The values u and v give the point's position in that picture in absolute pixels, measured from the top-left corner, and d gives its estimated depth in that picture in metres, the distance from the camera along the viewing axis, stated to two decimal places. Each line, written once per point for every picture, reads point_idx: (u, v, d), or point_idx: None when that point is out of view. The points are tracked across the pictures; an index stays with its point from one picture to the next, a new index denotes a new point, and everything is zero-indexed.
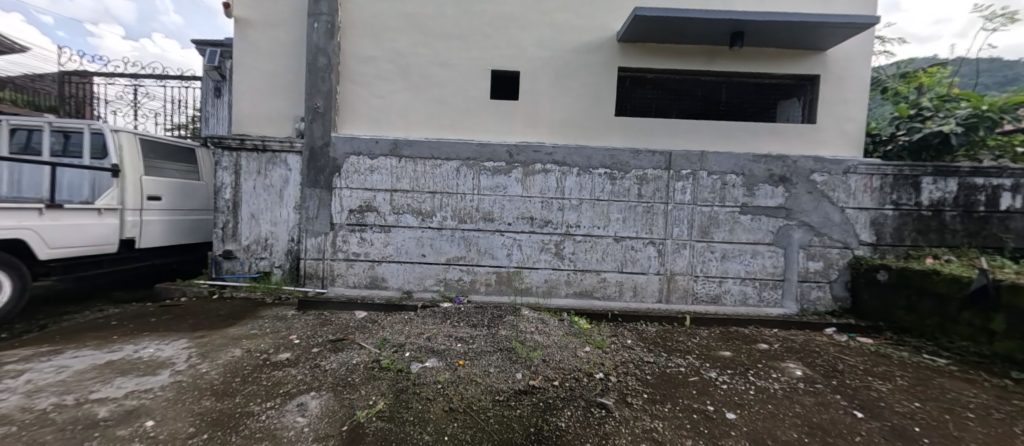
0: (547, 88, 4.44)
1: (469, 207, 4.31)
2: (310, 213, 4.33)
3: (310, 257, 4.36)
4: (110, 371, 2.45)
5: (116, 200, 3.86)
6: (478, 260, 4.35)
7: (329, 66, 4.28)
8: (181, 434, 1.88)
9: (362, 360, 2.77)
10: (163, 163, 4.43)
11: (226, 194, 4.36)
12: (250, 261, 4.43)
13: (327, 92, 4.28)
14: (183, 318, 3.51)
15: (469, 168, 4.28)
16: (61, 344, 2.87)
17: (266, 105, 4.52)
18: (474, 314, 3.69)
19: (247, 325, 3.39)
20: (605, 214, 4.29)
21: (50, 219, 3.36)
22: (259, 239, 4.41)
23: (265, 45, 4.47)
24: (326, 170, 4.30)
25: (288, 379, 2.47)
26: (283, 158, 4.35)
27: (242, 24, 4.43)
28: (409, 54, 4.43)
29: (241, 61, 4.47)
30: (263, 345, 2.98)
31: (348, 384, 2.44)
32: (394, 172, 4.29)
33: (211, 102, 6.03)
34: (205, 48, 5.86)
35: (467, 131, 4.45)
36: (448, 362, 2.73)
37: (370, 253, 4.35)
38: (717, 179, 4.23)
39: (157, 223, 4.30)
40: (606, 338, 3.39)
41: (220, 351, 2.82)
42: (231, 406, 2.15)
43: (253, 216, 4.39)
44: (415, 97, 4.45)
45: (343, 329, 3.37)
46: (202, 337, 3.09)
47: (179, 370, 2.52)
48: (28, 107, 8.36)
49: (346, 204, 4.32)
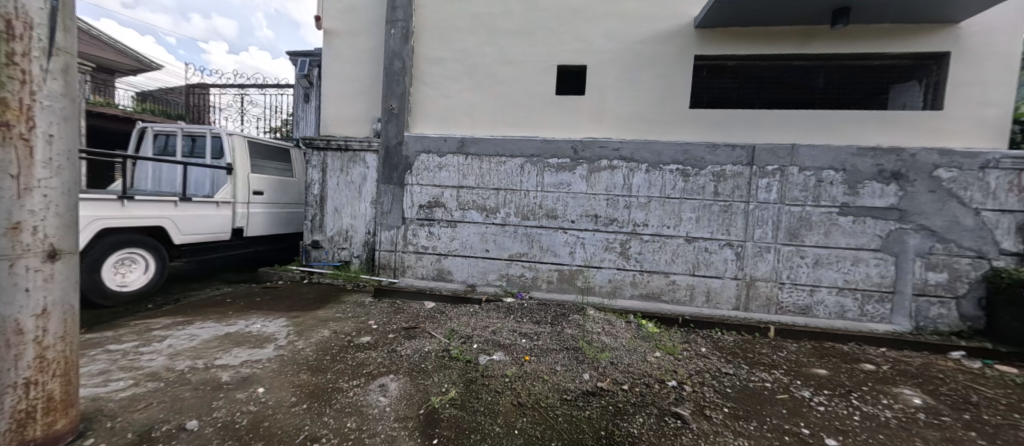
0: (615, 82, 4.27)
1: (533, 204, 4.32)
2: (384, 208, 4.63)
3: (384, 249, 4.67)
4: (229, 342, 2.85)
5: (230, 195, 4.48)
6: (541, 257, 4.34)
7: (404, 69, 4.55)
8: (286, 402, 2.13)
9: (434, 349, 2.91)
10: (265, 162, 5.03)
11: (315, 189, 4.83)
12: (334, 251, 4.88)
13: (401, 94, 4.56)
14: (281, 300, 3.97)
15: (534, 165, 4.29)
16: (190, 315, 3.40)
17: (348, 108, 4.92)
18: (538, 311, 3.70)
19: (333, 309, 3.74)
20: (677, 213, 4.04)
21: (183, 210, 3.99)
22: (341, 231, 4.83)
23: (348, 52, 4.86)
24: (399, 167, 4.57)
25: (370, 361, 2.68)
26: (362, 156, 4.72)
27: (329, 34, 4.88)
28: (477, 54, 4.53)
29: (329, 68, 4.91)
30: (347, 328, 3.26)
31: (423, 370, 2.57)
32: (461, 169, 4.44)
33: (301, 106, 6.72)
34: (297, 58, 6.55)
35: (530, 128, 4.44)
36: (514, 357, 2.77)
37: (438, 247, 4.55)
38: (810, 176, 3.78)
39: (260, 215, 4.90)
40: (678, 345, 3.20)
41: (312, 331, 3.13)
42: (324, 381, 2.38)
43: (336, 210, 4.82)
44: (481, 96, 4.55)
45: (414, 318, 3.56)
46: (297, 317, 3.47)
47: (280, 345, 2.85)
48: (163, 116, 10.01)
49: (416, 199, 4.55)
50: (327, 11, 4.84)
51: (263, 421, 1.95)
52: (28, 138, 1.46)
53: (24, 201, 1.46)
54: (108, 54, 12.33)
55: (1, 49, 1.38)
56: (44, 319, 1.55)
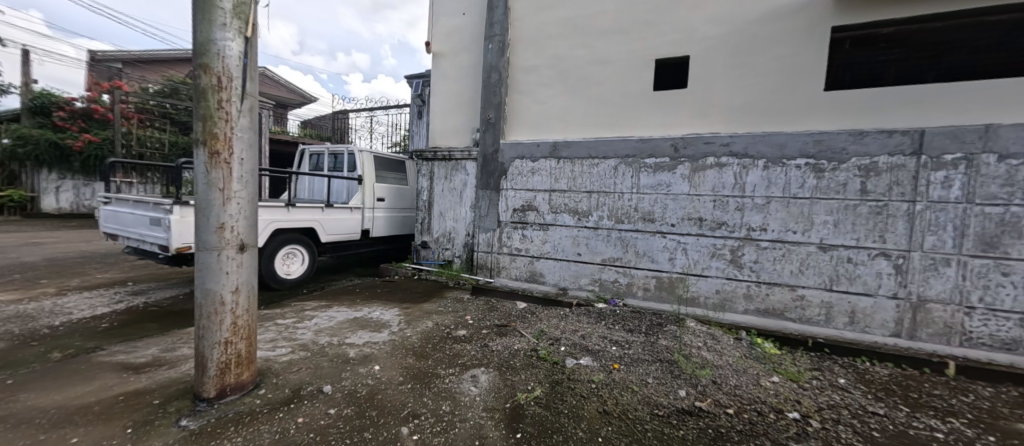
0: (723, 70, 3.82)
1: (627, 207, 4.13)
2: (482, 212, 4.97)
3: (481, 250, 5.01)
4: (356, 325, 3.42)
5: (360, 201, 5.36)
6: (635, 263, 4.12)
7: (500, 81, 4.84)
8: (396, 380, 2.47)
9: (522, 347, 3.02)
10: (386, 172, 5.89)
11: (425, 195, 5.46)
12: (440, 251, 5.42)
13: (498, 104, 4.85)
14: (397, 292, 4.58)
15: (629, 166, 4.12)
16: (331, 301, 4.18)
17: (451, 121, 5.43)
18: (631, 320, 3.52)
19: (437, 303, 4.16)
20: (806, 216, 3.41)
21: (327, 214, 4.93)
22: (445, 233, 5.35)
23: (453, 70, 5.38)
24: (496, 173, 4.86)
25: (465, 352, 2.92)
26: (464, 164, 5.16)
27: (437, 57, 5.48)
28: (569, 58, 4.55)
29: (437, 87, 5.51)
30: (448, 321, 3.60)
31: (511, 366, 2.70)
32: (553, 173, 4.51)
33: (415, 122, 7.67)
34: (413, 81, 7.52)
35: (625, 128, 4.26)
36: (602, 363, 2.70)
37: (530, 249, 4.68)
38: (1018, 166, 2.80)
39: (382, 218, 5.74)
40: (805, 372, 2.69)
41: (418, 322, 3.55)
42: (426, 366, 2.69)
43: (441, 214, 5.36)
44: (573, 99, 4.55)
45: (507, 317, 3.74)
46: (408, 308, 3.96)
47: (394, 331, 3.31)
48: (317, 138, 12.50)
49: (511, 203, 4.78)
50: (436, 37, 5.46)
51: (377, 394, 2.31)
52: (229, 162, 2.06)
53: (227, 208, 2.08)
54: (284, 92, 16.02)
55: (216, 98, 2.01)
56: (236, 295, 2.14)
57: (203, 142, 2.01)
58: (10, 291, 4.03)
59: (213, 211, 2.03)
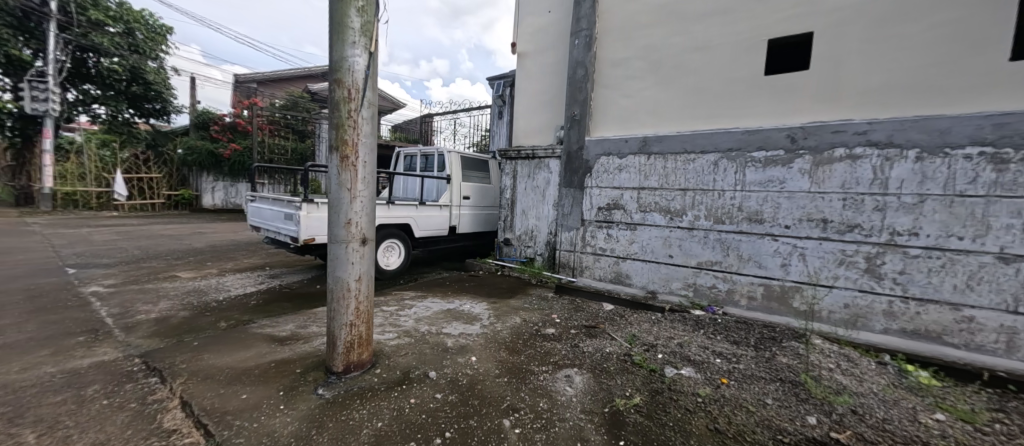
0: (859, 46, 3.25)
1: (730, 206, 3.75)
2: (565, 210, 4.92)
3: (564, 249, 4.97)
4: (450, 316, 3.64)
5: (448, 200, 5.70)
6: (738, 268, 3.73)
7: (586, 77, 4.74)
8: (493, 372, 2.57)
9: (615, 350, 2.92)
10: (471, 172, 6.16)
11: (508, 194, 5.59)
12: (522, 248, 5.52)
13: (583, 100, 4.76)
14: (482, 287, 4.77)
15: (732, 161, 3.74)
16: (425, 292, 4.50)
17: (535, 119, 5.48)
18: (736, 331, 3.19)
19: (522, 299, 4.24)
20: (979, 218, 2.74)
21: (420, 212, 5.32)
22: (527, 230, 5.43)
23: (537, 69, 5.41)
24: (580, 171, 4.78)
25: (556, 351, 2.91)
26: (547, 163, 5.16)
27: (522, 57, 5.57)
28: (663, 46, 4.27)
29: (521, 86, 5.60)
30: (535, 318, 3.64)
31: (605, 370, 2.62)
32: (643, 170, 4.30)
33: (495, 122, 7.91)
34: (494, 82, 7.76)
35: (728, 119, 3.86)
36: (708, 376, 2.48)
37: (616, 249, 4.52)
38: None
39: (467, 216, 6.03)
40: (982, 412, 2.17)
41: (507, 317, 3.65)
42: (520, 362, 2.74)
43: (523, 212, 5.44)
44: (666, 91, 4.27)
45: (594, 318, 3.66)
46: (495, 303, 4.10)
47: (485, 324, 3.44)
48: (405, 141, 13.58)
49: (596, 202, 4.66)
50: (521, 37, 5.55)
51: (477, 384, 2.42)
52: (355, 164, 2.31)
53: (354, 205, 2.34)
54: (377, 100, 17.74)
55: (348, 109, 2.27)
56: (360, 282, 2.40)
57: (336, 147, 2.29)
58: (189, 270, 5.09)
59: (343, 208, 2.30)
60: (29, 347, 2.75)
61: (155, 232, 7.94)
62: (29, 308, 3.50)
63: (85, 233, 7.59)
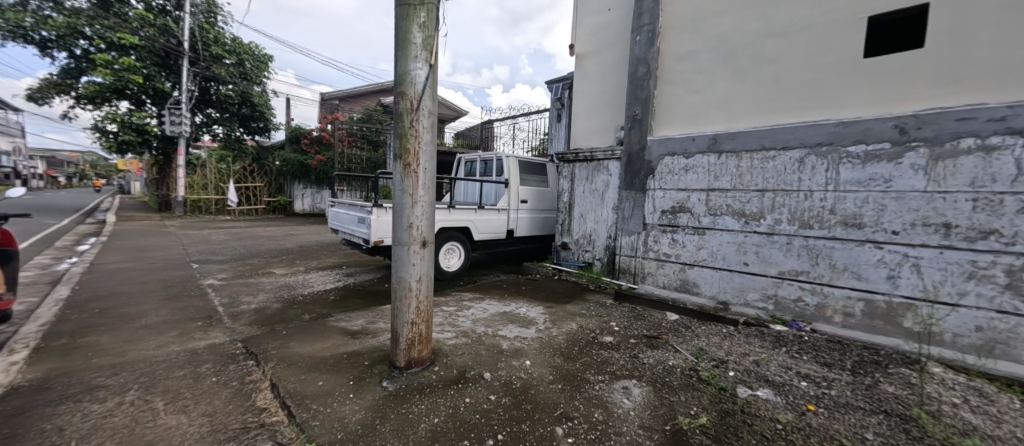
0: (997, 11, 2.64)
1: (819, 208, 3.29)
2: (626, 213, 4.72)
3: (625, 254, 4.76)
4: (506, 319, 3.69)
5: (506, 203, 5.80)
6: (831, 279, 3.25)
7: (647, 73, 4.51)
8: (547, 378, 2.54)
9: (679, 364, 2.72)
10: (529, 175, 6.20)
11: (566, 197, 5.53)
12: (580, 253, 5.40)
13: (645, 98, 4.54)
14: (539, 291, 4.76)
15: (822, 157, 3.28)
16: (483, 294, 4.62)
17: (594, 121, 5.36)
18: (828, 353, 2.78)
19: (579, 305, 4.15)
20: None
21: (479, 215, 5.48)
22: (586, 234, 5.30)
23: (596, 69, 5.29)
24: (642, 172, 4.56)
25: (613, 361, 2.80)
26: (606, 164, 5.01)
27: (581, 58, 5.49)
28: (736, 35, 3.91)
29: (580, 88, 5.51)
30: (592, 325, 3.53)
31: (667, 384, 2.45)
32: (712, 170, 3.97)
33: (554, 125, 7.89)
34: (553, 85, 7.75)
35: (817, 110, 3.40)
36: (790, 401, 2.19)
37: (682, 256, 4.21)
38: None
39: (525, 219, 6.07)
40: None
41: (562, 322, 3.60)
42: (575, 369, 2.68)
43: (582, 215, 5.33)
44: (741, 83, 3.89)
45: (656, 328, 3.44)
46: (551, 307, 4.06)
47: (541, 329, 3.43)
48: (466, 147, 14.13)
49: (659, 205, 4.40)
50: (580, 38, 5.47)
51: (530, 389, 2.41)
52: (417, 172, 2.46)
53: (415, 210, 2.48)
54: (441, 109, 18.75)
55: (410, 119, 2.42)
56: (420, 283, 2.54)
57: (400, 156, 2.45)
58: (282, 267, 5.81)
59: (406, 213, 2.46)
60: (163, 329, 3.34)
61: (258, 234, 9.20)
62: (165, 296, 4.27)
63: (207, 234, 9.07)
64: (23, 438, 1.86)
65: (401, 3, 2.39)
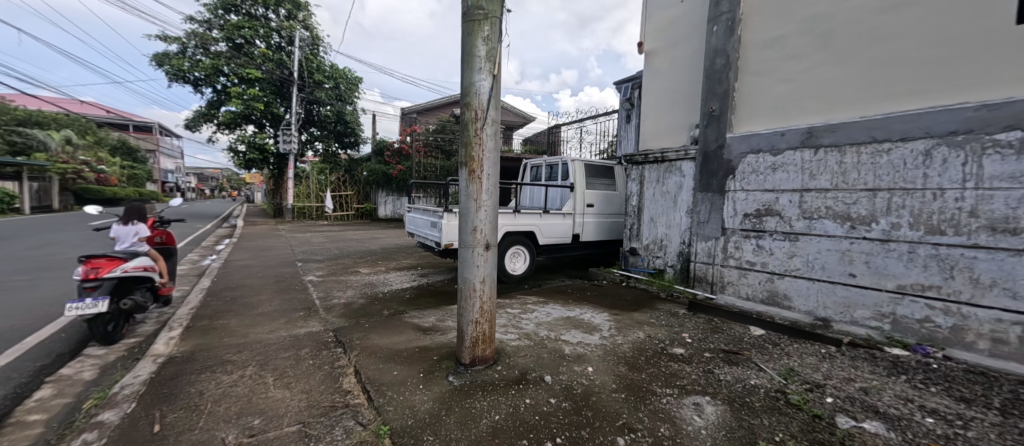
0: None
1: (955, 210, 2.70)
2: (701, 217, 4.37)
3: (701, 261, 4.40)
4: (569, 324, 3.65)
5: (571, 207, 5.74)
6: (973, 297, 2.64)
7: (727, 65, 4.15)
8: (609, 387, 2.46)
9: (763, 384, 2.43)
10: (596, 179, 6.06)
11: (634, 201, 5.31)
12: (650, 259, 5.13)
13: (724, 92, 4.18)
14: (605, 297, 4.62)
15: (957, 148, 2.69)
16: (547, 298, 4.63)
17: (665, 120, 5.07)
18: (969, 388, 2.25)
19: (648, 314, 3.94)
20: None
21: (544, 220, 5.51)
22: (656, 240, 5.02)
23: (668, 65, 5.02)
24: (720, 173, 4.19)
25: (684, 374, 2.60)
26: (679, 165, 4.70)
27: (650, 55, 5.25)
28: (836, 12, 3.41)
29: (649, 86, 5.27)
30: (661, 335, 3.33)
31: (747, 405, 2.21)
32: (807, 168, 3.49)
33: (623, 127, 7.63)
34: (622, 85, 7.52)
35: (950, 91, 2.80)
36: (908, 440, 1.82)
37: (770, 264, 3.76)
38: None
39: (591, 223, 5.95)
40: None
41: (629, 331, 3.44)
42: (640, 379, 2.55)
43: (652, 220, 5.06)
44: (844, 67, 3.37)
45: (736, 343, 3.12)
46: (617, 315, 3.92)
47: (605, 336, 3.33)
48: (534, 152, 14.28)
49: (741, 207, 3.99)
50: (649, 35, 5.23)
51: (591, 396, 2.36)
52: (481, 178, 2.58)
53: (479, 216, 2.61)
54: (510, 116, 19.23)
55: (475, 129, 2.56)
56: (484, 284, 2.65)
57: (465, 164, 2.60)
58: (368, 267, 6.47)
59: (470, 217, 2.60)
60: (274, 316, 3.96)
61: (350, 237, 10.37)
62: (277, 289, 5.04)
63: (310, 236, 10.49)
64: (176, 397, 2.36)
65: (467, 19, 2.54)
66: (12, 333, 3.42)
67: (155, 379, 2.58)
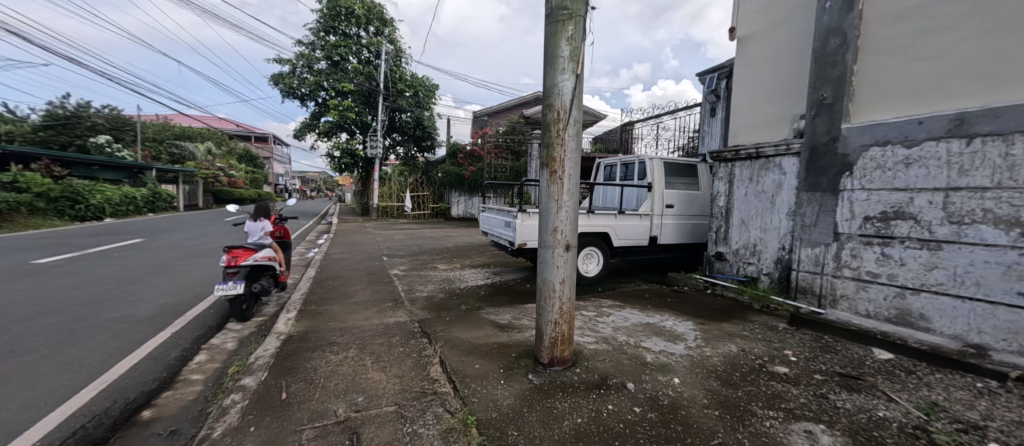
0: None
1: None
2: (807, 221, 3.86)
3: (805, 270, 3.90)
4: (649, 330, 3.48)
5: (649, 208, 5.46)
6: None
7: (843, 45, 3.61)
8: (699, 401, 2.29)
9: (896, 418, 2.06)
10: (676, 178, 5.68)
11: (722, 201, 4.89)
12: (740, 265, 4.68)
13: (838, 77, 3.64)
14: (688, 305, 4.31)
15: None
16: (622, 302, 4.47)
17: (762, 112, 4.58)
18: None
19: (740, 326, 3.59)
20: None
21: (619, 221, 5.30)
22: (748, 244, 4.56)
23: (765, 51, 4.54)
24: (832, 170, 3.66)
25: (789, 396, 2.32)
26: (778, 162, 4.21)
27: (744, 42, 4.80)
28: None
29: (742, 76, 4.82)
30: (758, 350, 3.01)
31: (875, 440, 1.89)
32: (955, 162, 2.87)
33: (707, 121, 7.06)
34: (706, 77, 6.97)
35: None
36: None
37: (900, 277, 3.19)
38: None
39: (670, 225, 5.60)
40: None
41: (719, 342, 3.18)
42: (736, 397, 2.34)
43: (743, 222, 4.61)
44: (1011, 35, 2.71)
45: (856, 366, 2.69)
46: (703, 324, 3.64)
47: (691, 346, 3.11)
48: (604, 150, 13.86)
49: (860, 209, 3.44)
50: (743, 20, 4.78)
51: (681, 409, 2.21)
52: (562, 178, 2.58)
53: (559, 216, 2.60)
54: None
55: (557, 129, 2.56)
56: (563, 285, 2.64)
57: (547, 164, 2.62)
58: (444, 264, 6.85)
59: (551, 218, 2.60)
60: (368, 305, 4.39)
61: (427, 235, 11.07)
62: (368, 280, 5.59)
63: (393, 233, 11.42)
64: (296, 370, 2.74)
65: (551, 21, 2.55)
66: (178, 306, 4.27)
67: (279, 353, 3.03)
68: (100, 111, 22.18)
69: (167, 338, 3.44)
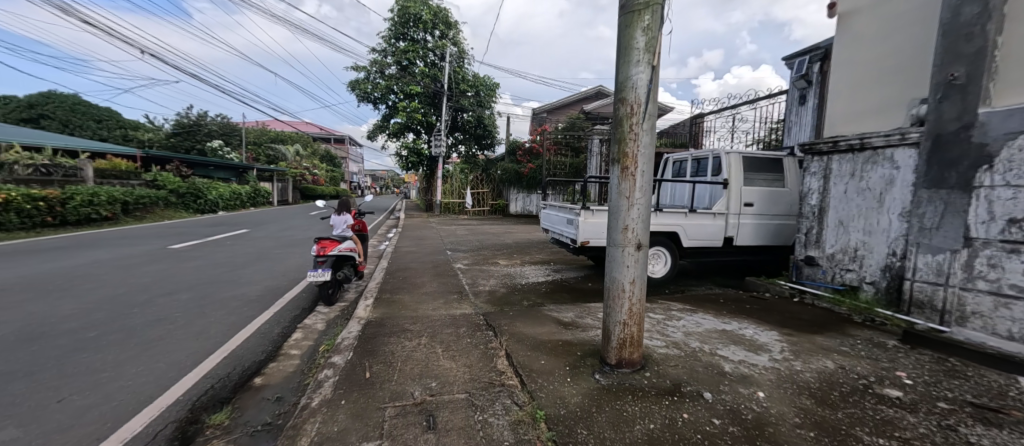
0: None
1: None
2: (927, 223, 3.31)
3: (923, 280, 3.35)
4: (726, 338, 3.25)
5: (724, 207, 5.06)
6: None
7: (983, 13, 3.02)
8: (789, 420, 2.08)
9: None
10: (757, 174, 5.19)
11: (814, 199, 4.40)
12: (836, 271, 4.18)
13: (976, 52, 3.06)
14: (770, 312, 3.94)
15: None
16: (693, 306, 4.21)
17: (868, 98, 4.02)
18: None
19: (836, 339, 3.20)
20: None
21: (689, 220, 4.98)
22: (847, 248, 4.05)
23: (874, 28, 3.97)
24: (963, 163, 3.08)
25: (905, 425, 2.01)
26: (889, 154, 3.66)
27: (845, 19, 4.23)
28: None
29: (844, 58, 4.26)
30: (861, 368, 2.66)
31: None
32: None
33: (795, 111, 6.36)
34: (795, 61, 6.26)
35: None
36: None
37: None
38: None
39: (749, 226, 5.14)
40: None
41: (811, 356, 2.86)
42: (835, 419, 2.09)
43: (841, 223, 4.09)
44: None
45: (997, 396, 2.25)
46: (789, 335, 3.30)
47: (776, 358, 2.84)
48: (671, 145, 13.08)
49: (1003, 210, 2.82)
50: None
51: (768, 426, 2.03)
52: (634, 175, 2.49)
53: (630, 214, 2.51)
54: None
55: (628, 125, 2.47)
56: (633, 285, 2.55)
57: (618, 161, 2.54)
58: (505, 259, 6.98)
59: (620, 216, 2.53)
60: (436, 296, 4.63)
61: (486, 230, 11.36)
62: (435, 273, 5.89)
63: (454, 229, 11.88)
64: (377, 353, 2.99)
65: (626, 12, 2.45)
66: (277, 289, 4.87)
67: (362, 336, 3.32)
68: (214, 119, 25.96)
69: (270, 316, 3.95)
